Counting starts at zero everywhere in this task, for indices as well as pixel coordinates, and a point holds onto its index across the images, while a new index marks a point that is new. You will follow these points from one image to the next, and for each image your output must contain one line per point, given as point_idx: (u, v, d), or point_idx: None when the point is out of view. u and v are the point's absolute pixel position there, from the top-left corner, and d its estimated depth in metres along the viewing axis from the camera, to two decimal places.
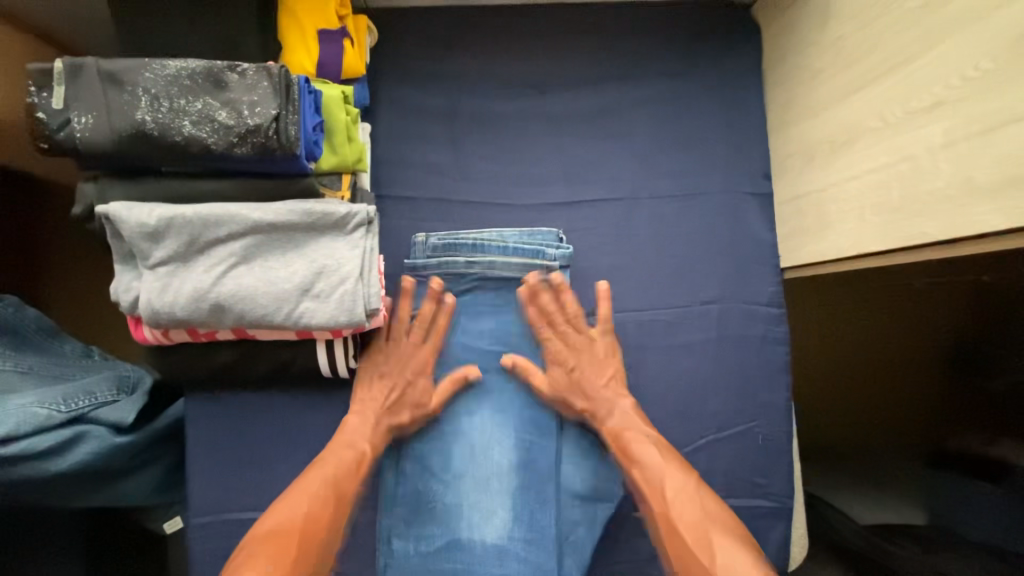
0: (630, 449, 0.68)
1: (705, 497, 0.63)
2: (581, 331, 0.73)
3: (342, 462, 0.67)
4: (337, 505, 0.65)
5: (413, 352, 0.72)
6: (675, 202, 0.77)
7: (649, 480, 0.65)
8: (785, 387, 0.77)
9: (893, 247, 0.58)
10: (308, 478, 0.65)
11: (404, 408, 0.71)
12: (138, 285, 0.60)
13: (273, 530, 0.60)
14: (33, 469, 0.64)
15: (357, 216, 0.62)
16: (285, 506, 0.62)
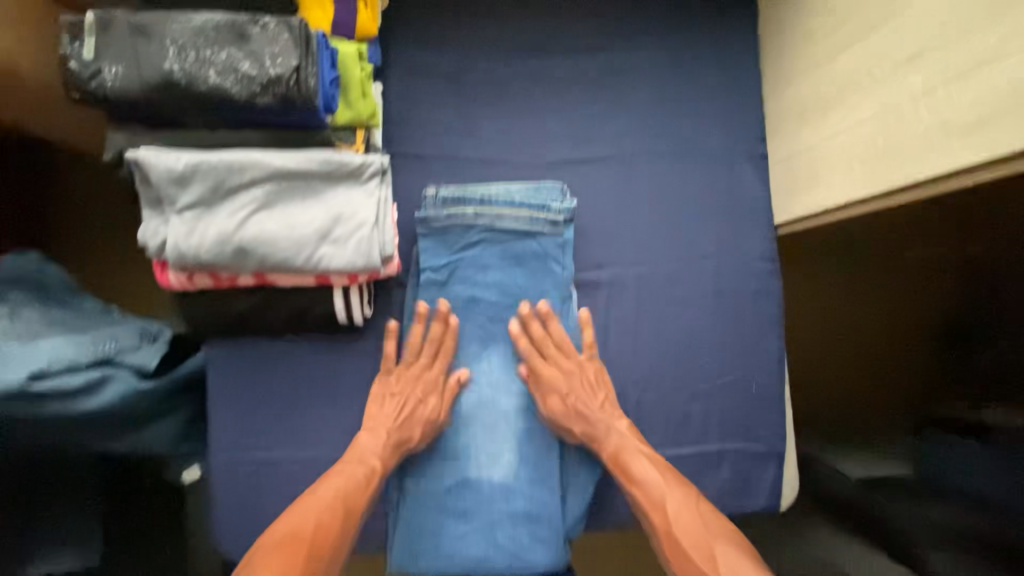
0: (630, 468, 0.69)
1: (704, 509, 0.65)
2: (570, 356, 0.75)
3: (353, 478, 0.67)
4: (348, 518, 0.64)
5: (420, 373, 0.74)
6: (674, 161, 0.80)
7: (649, 497, 0.67)
8: (778, 338, 0.80)
9: (879, 192, 0.62)
10: (323, 489, 0.65)
11: (414, 426, 0.72)
12: (164, 230, 0.63)
13: (291, 535, 0.59)
14: (64, 406, 0.68)
15: (371, 166, 0.66)
16: (301, 515, 0.61)
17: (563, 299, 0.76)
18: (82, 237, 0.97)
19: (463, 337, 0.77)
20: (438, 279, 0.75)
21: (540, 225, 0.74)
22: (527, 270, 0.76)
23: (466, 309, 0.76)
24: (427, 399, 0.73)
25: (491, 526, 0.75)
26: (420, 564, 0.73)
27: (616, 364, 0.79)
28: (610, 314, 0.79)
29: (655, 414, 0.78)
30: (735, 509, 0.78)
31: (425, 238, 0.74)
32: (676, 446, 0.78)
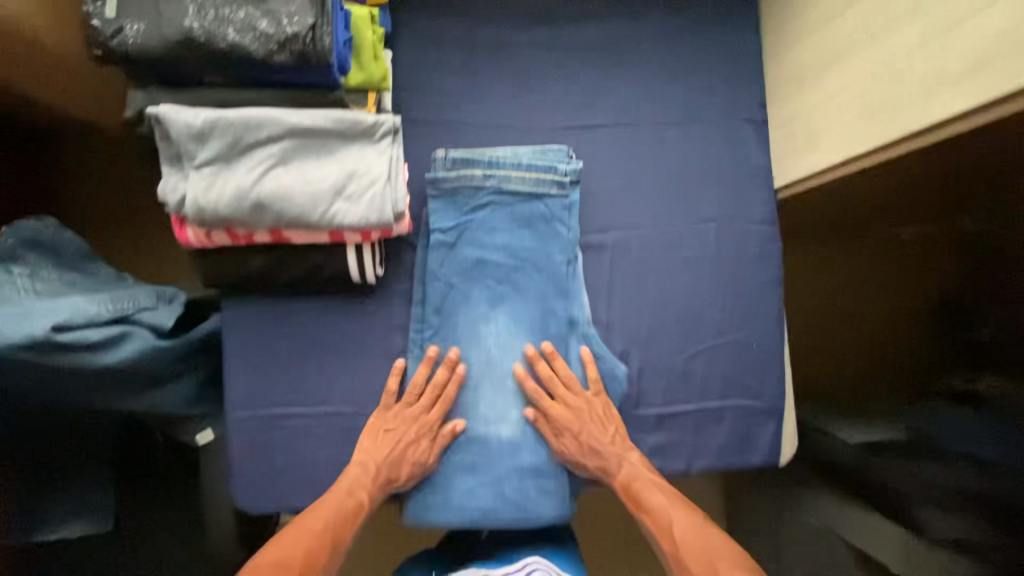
0: (641, 497, 0.73)
1: (710, 532, 0.69)
2: (577, 393, 0.77)
3: (342, 509, 0.71)
4: (333, 551, 0.68)
5: (418, 415, 0.75)
6: (676, 128, 0.83)
7: (659, 526, 0.71)
8: (777, 299, 0.83)
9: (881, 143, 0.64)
10: (310, 521, 0.69)
11: (404, 466, 0.74)
12: (184, 186, 0.65)
13: (279, 562, 0.64)
14: (85, 359, 0.70)
15: (384, 125, 0.68)
16: (287, 544, 0.66)
17: (569, 261, 0.78)
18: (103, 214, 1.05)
19: (471, 298, 0.78)
20: (448, 240, 0.77)
21: (547, 186, 0.76)
22: (534, 232, 0.77)
23: (473, 267, 0.77)
24: (421, 443, 0.75)
25: (499, 480, 0.76)
26: (431, 515, 0.76)
27: (621, 325, 0.81)
28: (615, 276, 0.81)
29: (658, 373, 0.80)
30: (737, 465, 0.81)
31: (435, 199, 0.76)
32: (679, 403, 0.80)
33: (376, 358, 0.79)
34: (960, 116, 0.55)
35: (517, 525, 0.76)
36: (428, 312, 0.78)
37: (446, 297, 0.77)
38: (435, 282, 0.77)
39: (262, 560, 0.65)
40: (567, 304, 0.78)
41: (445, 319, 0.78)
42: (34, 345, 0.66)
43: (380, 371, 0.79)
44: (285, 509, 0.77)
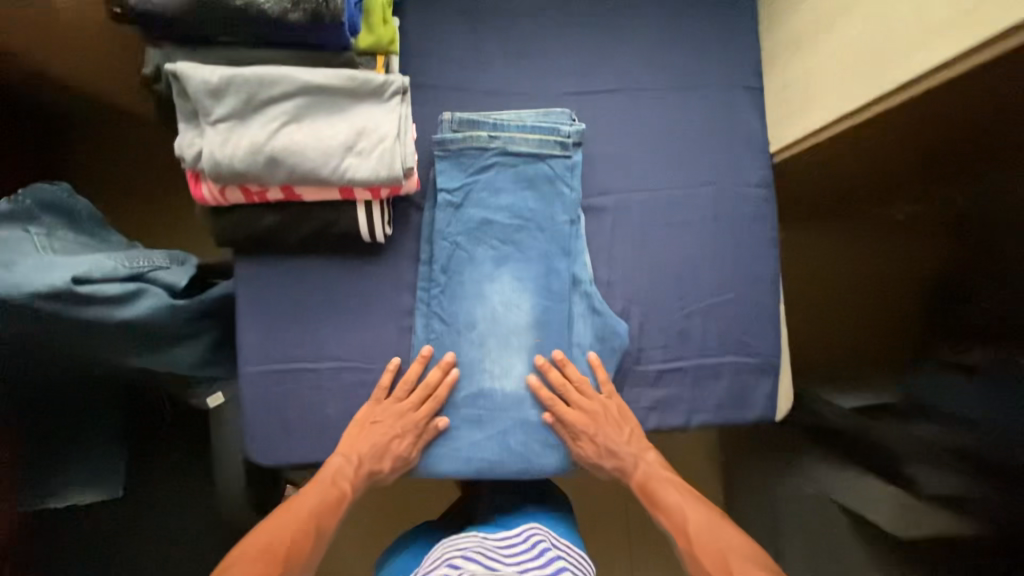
0: (657, 496, 0.78)
1: (723, 530, 0.72)
2: (591, 396, 0.79)
3: (326, 499, 0.74)
4: (316, 539, 0.71)
5: (405, 410, 0.77)
6: (674, 94, 0.85)
7: (674, 523, 0.75)
8: (773, 260, 0.86)
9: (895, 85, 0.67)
10: (293, 512, 0.72)
11: (387, 458, 0.76)
12: (200, 141, 0.67)
13: (264, 548, 0.67)
14: (104, 314, 0.72)
15: (392, 84, 0.70)
16: (271, 533, 0.69)
17: (571, 221, 0.80)
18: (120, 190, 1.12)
19: (476, 257, 0.80)
20: (454, 201, 0.79)
21: (551, 147, 0.79)
22: (537, 193, 0.79)
23: (478, 226, 0.79)
24: (404, 437, 0.77)
25: (505, 432, 0.79)
26: (440, 465, 0.79)
27: (622, 285, 0.83)
28: (616, 237, 0.83)
29: (658, 331, 0.83)
30: (734, 420, 0.83)
31: (441, 160, 0.79)
32: (677, 360, 0.83)
33: (384, 316, 0.81)
34: (965, 55, 0.59)
35: (523, 476, 0.79)
36: (435, 271, 0.80)
37: (452, 257, 0.80)
38: (442, 241, 0.79)
39: (246, 548, 0.67)
40: (569, 263, 0.81)
41: (451, 278, 0.80)
42: (57, 296, 0.68)
43: (388, 328, 0.81)
44: (298, 462, 0.80)
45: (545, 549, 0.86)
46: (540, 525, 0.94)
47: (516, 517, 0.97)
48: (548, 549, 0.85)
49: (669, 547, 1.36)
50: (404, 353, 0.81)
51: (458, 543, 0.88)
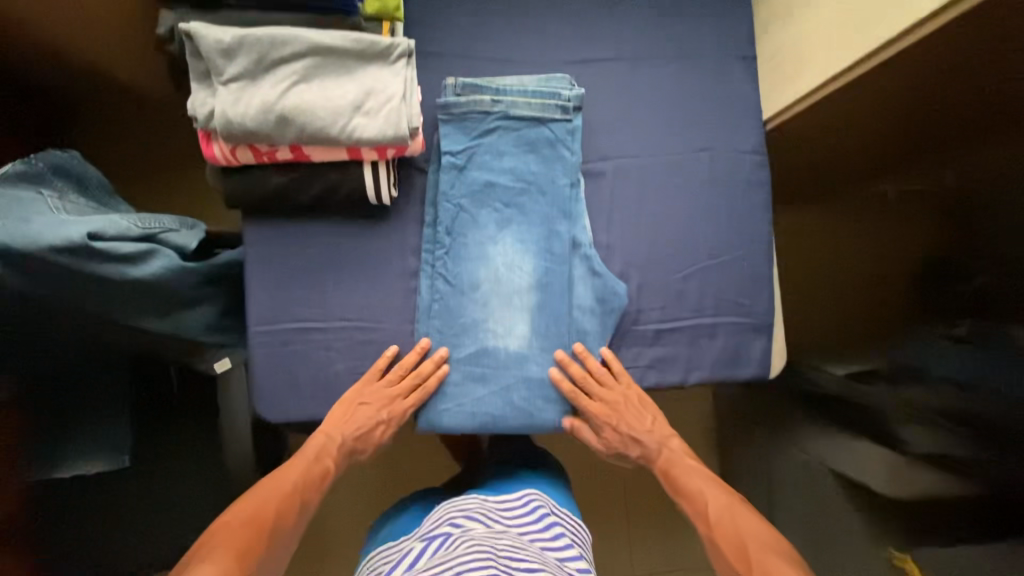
0: (679, 481, 0.83)
1: (738, 510, 0.76)
2: (612, 389, 0.83)
3: (310, 473, 0.79)
4: (299, 511, 0.75)
5: (394, 396, 0.80)
6: (670, 63, 0.88)
7: (695, 507, 0.80)
8: (767, 223, 0.88)
9: (897, 33, 0.70)
10: (276, 485, 0.76)
11: (368, 441, 0.83)
12: (212, 100, 0.70)
13: (251, 518, 0.70)
14: (117, 271, 0.73)
15: (399, 47, 0.72)
16: (258, 501, 0.72)
17: (572, 184, 0.83)
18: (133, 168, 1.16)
19: (479, 220, 0.82)
20: (458, 163, 0.82)
21: (553, 111, 0.82)
22: (539, 156, 0.82)
23: (480, 188, 0.82)
24: (393, 421, 0.81)
25: (508, 389, 0.81)
26: (445, 420, 0.82)
27: (620, 247, 0.86)
28: (615, 200, 0.86)
29: (656, 292, 0.85)
30: (730, 378, 0.86)
31: (446, 123, 0.81)
32: (674, 320, 0.85)
33: (389, 277, 0.83)
34: None
35: (527, 432, 0.82)
36: (440, 233, 0.82)
37: (456, 219, 0.82)
38: (446, 203, 0.82)
39: (234, 515, 0.70)
40: (570, 226, 0.83)
41: (455, 239, 0.82)
42: (70, 250, 0.69)
43: (393, 289, 0.83)
44: (305, 419, 0.82)
45: (543, 514, 0.88)
46: (539, 491, 0.95)
47: (514, 481, 0.97)
48: (547, 514, 0.88)
49: (663, 521, 1.39)
50: (410, 313, 0.83)
51: (458, 501, 0.90)
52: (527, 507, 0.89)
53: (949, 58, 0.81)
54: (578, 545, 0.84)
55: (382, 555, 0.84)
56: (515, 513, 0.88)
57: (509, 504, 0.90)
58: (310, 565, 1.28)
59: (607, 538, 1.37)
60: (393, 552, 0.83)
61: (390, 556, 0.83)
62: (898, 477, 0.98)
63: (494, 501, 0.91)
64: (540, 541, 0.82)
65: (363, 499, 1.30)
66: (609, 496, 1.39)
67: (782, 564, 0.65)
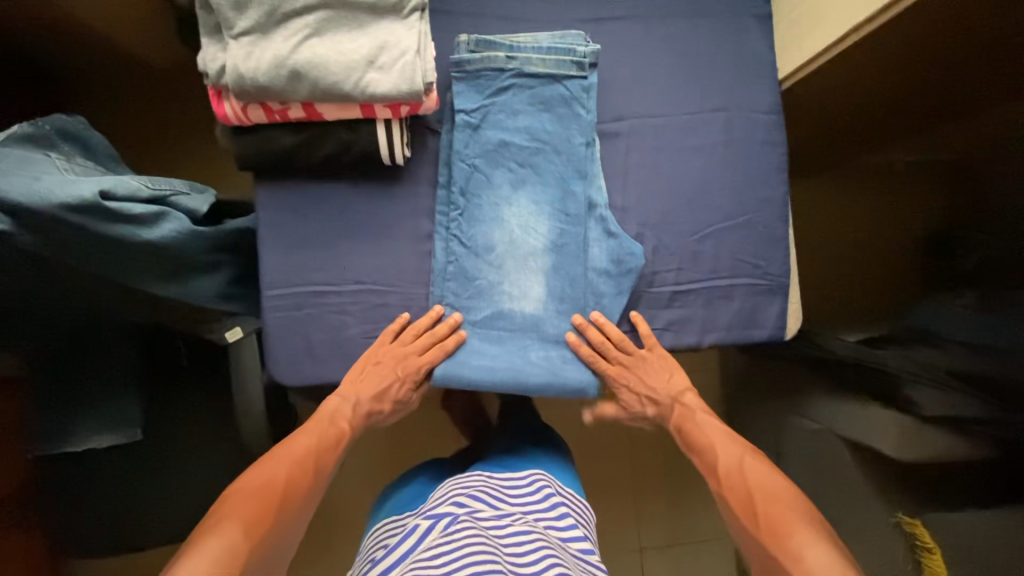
0: (692, 436, 0.83)
1: (746, 466, 0.75)
2: (631, 352, 0.83)
3: (325, 436, 0.78)
4: (314, 474, 0.74)
5: (409, 353, 0.79)
6: (685, 21, 0.87)
7: (706, 462, 0.80)
8: (781, 185, 0.88)
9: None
10: (290, 451, 0.74)
11: (387, 400, 0.82)
12: (224, 55, 0.69)
13: (262, 487, 0.68)
14: (128, 233, 0.72)
15: (413, 0, 0.71)
16: (271, 470, 0.70)
17: (588, 143, 0.82)
18: (150, 139, 1.18)
19: (494, 180, 0.82)
20: (472, 122, 0.81)
21: (567, 68, 0.81)
22: (554, 115, 0.82)
23: (495, 148, 0.81)
24: (405, 379, 0.80)
25: (524, 349, 0.81)
26: (457, 376, 0.80)
27: (635, 209, 0.85)
28: (629, 161, 0.85)
29: (670, 254, 0.85)
30: (745, 339, 0.86)
31: (459, 81, 0.80)
32: (690, 281, 0.85)
33: (402, 242, 0.82)
34: None
35: (549, 388, 0.80)
36: (454, 193, 0.81)
37: (470, 179, 0.81)
38: (460, 163, 0.81)
39: (245, 482, 0.68)
40: (586, 186, 0.82)
41: (469, 199, 0.81)
42: (84, 210, 0.67)
43: (406, 253, 0.82)
44: (319, 383, 0.82)
45: (550, 494, 0.87)
46: (544, 471, 0.94)
47: (520, 459, 0.97)
48: (552, 494, 0.87)
49: (670, 493, 1.40)
50: (424, 278, 0.83)
51: (461, 479, 0.89)
52: (531, 485, 0.89)
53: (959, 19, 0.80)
54: (582, 525, 0.84)
55: (388, 527, 0.84)
56: (519, 491, 0.88)
57: (514, 481, 0.90)
58: (318, 537, 1.30)
59: (614, 513, 1.38)
60: (400, 525, 0.83)
61: (396, 530, 0.82)
62: (913, 440, 0.95)
63: (499, 477, 0.91)
64: (545, 521, 0.82)
65: (369, 475, 1.32)
66: (613, 469, 1.39)
67: (789, 521, 0.66)
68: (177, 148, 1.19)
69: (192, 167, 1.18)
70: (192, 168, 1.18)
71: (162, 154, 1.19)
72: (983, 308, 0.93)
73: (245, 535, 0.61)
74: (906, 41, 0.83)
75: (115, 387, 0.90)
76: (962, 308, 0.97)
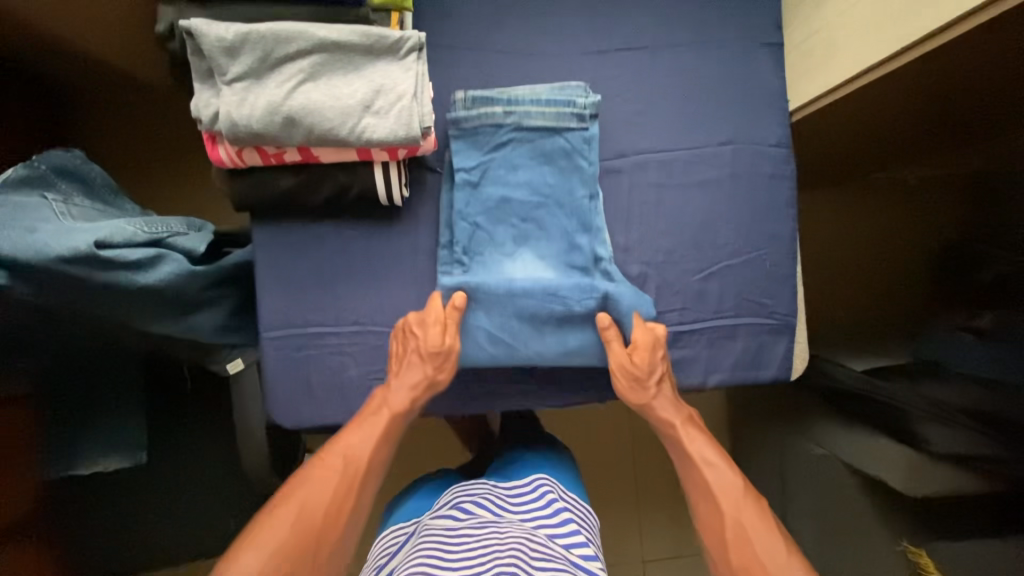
0: (703, 453, 0.72)
1: (749, 501, 0.66)
2: (648, 337, 0.77)
3: (362, 426, 0.71)
4: (348, 470, 0.67)
5: (427, 318, 0.76)
6: (692, 51, 0.84)
7: (720, 482, 0.68)
8: (790, 220, 0.85)
9: (913, 40, 0.68)
10: (327, 451, 0.68)
11: (423, 365, 0.75)
12: (216, 101, 0.67)
13: (293, 495, 0.63)
14: (124, 278, 0.70)
15: (409, 41, 0.69)
16: (304, 475, 0.65)
17: (591, 197, 0.80)
18: (154, 162, 1.19)
19: (495, 237, 0.80)
20: (472, 180, 0.79)
21: (567, 120, 0.79)
22: (555, 167, 0.80)
23: (495, 204, 0.80)
24: (426, 332, 0.75)
25: (540, 327, 0.79)
26: (481, 287, 0.78)
27: (639, 247, 0.83)
28: (633, 199, 0.83)
29: (675, 293, 0.83)
30: (751, 380, 0.84)
31: (457, 139, 0.79)
32: (694, 320, 0.83)
33: (402, 280, 0.81)
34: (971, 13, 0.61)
35: (573, 301, 0.78)
36: (458, 253, 0.79)
37: (473, 237, 0.80)
38: (461, 222, 0.79)
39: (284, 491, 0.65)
40: (591, 240, 0.80)
41: (472, 258, 0.80)
42: (76, 259, 0.67)
43: (406, 292, 0.81)
44: (322, 423, 0.81)
45: (552, 500, 0.85)
46: (548, 474, 0.92)
47: (522, 466, 0.95)
48: (555, 500, 0.85)
49: (676, 508, 1.40)
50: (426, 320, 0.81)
51: (466, 485, 0.88)
52: (533, 491, 0.87)
53: (960, 77, 0.79)
54: (586, 532, 0.81)
55: (391, 535, 0.84)
56: (522, 498, 0.86)
57: (517, 487, 0.88)
58: None
59: (619, 527, 1.38)
60: (402, 534, 0.84)
61: (397, 539, 0.83)
62: (917, 474, 0.92)
63: (503, 486, 0.89)
64: (546, 528, 0.81)
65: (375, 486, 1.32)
66: (617, 483, 1.39)
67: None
68: (179, 168, 1.19)
69: (195, 189, 1.19)
70: (195, 189, 1.19)
71: (159, 175, 1.19)
72: (991, 339, 0.90)
73: (258, 558, 0.57)
74: (911, 87, 0.81)
75: (118, 417, 0.88)
76: (973, 342, 0.92)
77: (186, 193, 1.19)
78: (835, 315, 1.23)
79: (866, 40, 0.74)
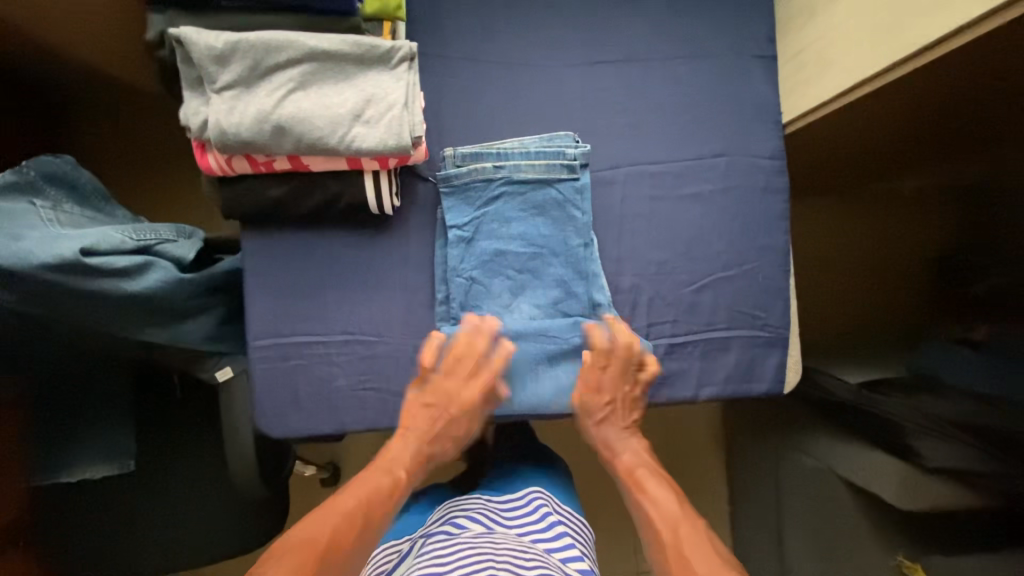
0: (650, 487, 0.76)
1: (692, 526, 0.69)
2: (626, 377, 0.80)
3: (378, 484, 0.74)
4: (363, 523, 0.69)
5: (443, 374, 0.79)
6: (686, 62, 0.84)
7: (665, 510, 0.72)
8: (783, 232, 0.85)
9: (906, 52, 0.68)
10: (339, 501, 0.71)
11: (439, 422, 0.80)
12: (205, 109, 0.67)
13: (307, 539, 0.65)
14: (111, 285, 0.70)
15: (401, 50, 0.69)
16: (317, 522, 0.67)
17: (585, 244, 0.81)
18: (148, 167, 1.18)
19: (492, 289, 0.81)
20: (465, 236, 0.80)
21: (558, 171, 0.80)
22: (548, 218, 0.81)
23: (489, 260, 0.81)
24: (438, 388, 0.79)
25: (536, 365, 0.79)
26: (477, 333, 0.79)
27: (631, 258, 0.82)
28: (625, 210, 0.83)
29: (667, 306, 0.82)
30: (744, 393, 0.83)
31: (448, 196, 0.80)
32: (687, 331, 0.82)
33: (392, 290, 0.80)
34: (966, 27, 0.61)
35: (567, 338, 0.80)
36: (454, 309, 0.80)
37: (469, 291, 0.81)
38: (456, 278, 0.80)
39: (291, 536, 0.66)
40: (587, 286, 0.81)
41: (468, 314, 0.81)
42: (60, 266, 0.66)
43: (397, 303, 0.80)
44: (311, 435, 0.80)
45: (547, 514, 0.84)
46: (544, 489, 0.91)
47: (515, 477, 0.94)
48: (549, 514, 0.84)
49: None
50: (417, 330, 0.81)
51: (460, 501, 0.87)
52: (528, 505, 0.86)
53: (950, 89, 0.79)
54: (581, 546, 0.80)
55: (383, 551, 0.80)
56: (516, 513, 0.85)
57: (512, 502, 0.87)
58: None
59: (614, 538, 1.37)
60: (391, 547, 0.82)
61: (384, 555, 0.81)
62: (912, 488, 0.93)
63: (497, 500, 0.88)
64: (542, 543, 0.79)
65: None
66: (614, 496, 1.37)
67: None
68: (173, 173, 1.19)
69: (189, 193, 1.18)
70: (189, 194, 1.18)
71: (154, 178, 1.18)
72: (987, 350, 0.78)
73: None
74: (908, 99, 0.80)
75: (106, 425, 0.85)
76: (968, 355, 0.82)
77: (181, 197, 1.18)
78: (825, 330, 1.13)
79: (856, 53, 0.74)
